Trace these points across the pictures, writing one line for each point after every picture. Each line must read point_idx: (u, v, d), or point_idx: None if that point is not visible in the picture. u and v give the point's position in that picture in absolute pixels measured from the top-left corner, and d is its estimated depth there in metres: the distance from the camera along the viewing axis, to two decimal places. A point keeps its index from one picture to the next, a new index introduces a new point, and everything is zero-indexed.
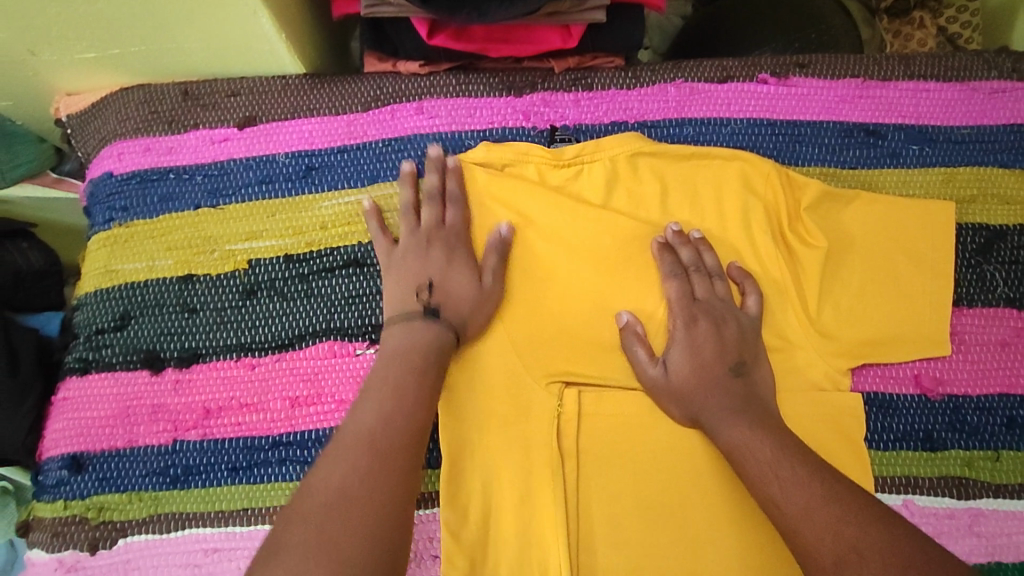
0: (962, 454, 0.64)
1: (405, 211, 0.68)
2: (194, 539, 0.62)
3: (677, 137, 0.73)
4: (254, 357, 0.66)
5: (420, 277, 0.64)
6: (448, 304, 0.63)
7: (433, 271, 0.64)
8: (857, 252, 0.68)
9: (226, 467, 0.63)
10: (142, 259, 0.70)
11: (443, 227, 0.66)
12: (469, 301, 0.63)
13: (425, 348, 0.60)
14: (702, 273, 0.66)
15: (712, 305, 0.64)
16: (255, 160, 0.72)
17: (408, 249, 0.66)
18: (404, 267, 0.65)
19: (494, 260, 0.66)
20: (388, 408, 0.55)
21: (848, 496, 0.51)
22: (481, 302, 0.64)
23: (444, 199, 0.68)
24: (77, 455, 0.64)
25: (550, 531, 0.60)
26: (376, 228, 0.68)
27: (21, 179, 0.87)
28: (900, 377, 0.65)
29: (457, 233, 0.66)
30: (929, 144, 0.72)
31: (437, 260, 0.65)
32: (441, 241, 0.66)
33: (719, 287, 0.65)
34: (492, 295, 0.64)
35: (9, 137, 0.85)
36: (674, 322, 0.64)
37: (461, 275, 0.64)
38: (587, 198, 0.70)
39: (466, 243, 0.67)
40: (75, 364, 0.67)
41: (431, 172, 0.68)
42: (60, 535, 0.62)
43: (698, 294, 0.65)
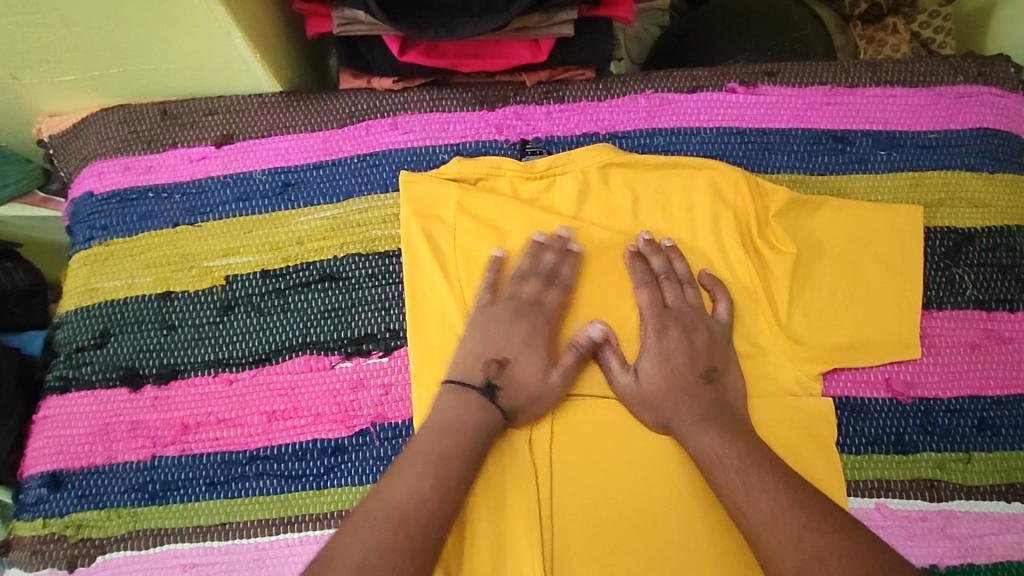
0: (934, 457, 0.64)
1: (488, 267, 0.67)
2: (172, 554, 0.62)
3: (647, 147, 0.73)
4: (232, 373, 0.67)
5: (496, 345, 0.63)
6: (505, 391, 0.61)
7: (509, 349, 0.63)
8: (827, 258, 0.68)
9: (204, 482, 0.64)
10: (122, 277, 0.71)
11: (538, 305, 0.65)
12: (528, 394, 0.62)
13: (465, 429, 0.59)
14: (673, 280, 0.66)
15: (682, 312, 0.65)
16: (233, 177, 0.73)
17: (500, 313, 0.65)
18: (481, 333, 0.64)
19: (571, 358, 0.64)
20: (425, 488, 0.55)
21: (811, 502, 0.52)
22: (539, 398, 0.62)
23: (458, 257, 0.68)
24: (57, 473, 0.64)
25: (524, 540, 0.60)
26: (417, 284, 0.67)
27: (11, 198, 0.88)
28: (871, 381, 0.66)
29: (554, 315, 0.66)
30: (896, 149, 0.73)
31: (497, 330, 0.64)
32: (507, 308, 0.65)
33: (689, 295, 0.66)
34: (547, 394, 0.63)
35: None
36: (646, 329, 0.64)
37: (531, 366, 0.63)
38: (559, 209, 0.71)
39: (468, 314, 0.66)
40: (55, 382, 0.68)
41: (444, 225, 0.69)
42: (39, 553, 0.63)
43: (669, 301, 0.66)
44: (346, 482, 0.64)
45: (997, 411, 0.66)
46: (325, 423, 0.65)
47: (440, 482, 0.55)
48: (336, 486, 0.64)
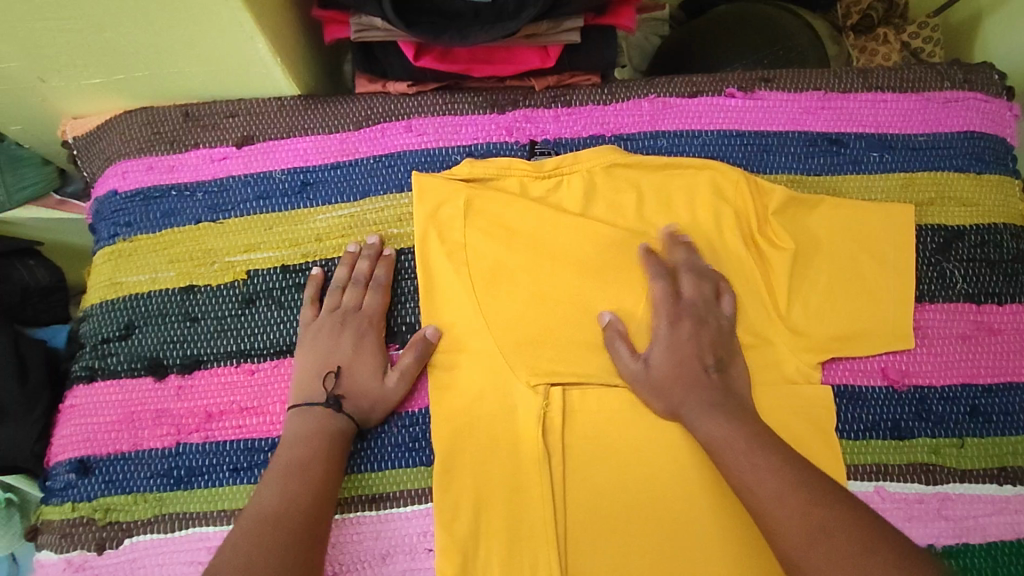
0: (929, 442, 0.67)
1: (333, 289, 0.71)
2: (198, 537, 0.64)
3: (652, 148, 0.77)
4: (254, 363, 0.70)
5: (329, 361, 0.67)
6: (348, 397, 0.66)
7: (339, 358, 0.67)
8: (823, 254, 0.72)
9: (228, 467, 0.66)
10: (146, 272, 0.73)
11: (358, 313, 0.69)
12: (368, 396, 0.66)
13: (318, 435, 0.63)
14: (693, 274, 0.69)
15: (698, 303, 0.68)
16: (254, 176, 0.76)
17: (321, 328, 0.69)
18: (309, 350, 0.68)
19: (407, 359, 0.67)
20: (296, 490, 0.59)
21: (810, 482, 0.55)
22: (381, 399, 0.66)
23: (367, 284, 0.71)
24: (85, 459, 0.67)
25: (538, 520, 0.64)
26: (310, 296, 0.71)
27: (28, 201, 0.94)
28: (868, 370, 0.69)
29: (371, 319, 0.70)
30: (888, 150, 0.76)
31: (346, 344, 0.68)
32: (353, 325, 0.69)
33: (706, 289, 0.69)
34: (388, 394, 0.66)
35: (12, 160, 0.90)
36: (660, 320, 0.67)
37: (369, 371, 0.67)
38: (567, 207, 0.74)
39: (377, 329, 0.70)
40: (81, 372, 0.70)
41: (363, 259, 0.72)
42: (68, 535, 0.65)
43: (685, 292, 0.68)
44: (363, 468, 0.67)
45: (987, 398, 0.69)
46: None
47: (307, 484, 0.59)
48: (353, 471, 0.67)
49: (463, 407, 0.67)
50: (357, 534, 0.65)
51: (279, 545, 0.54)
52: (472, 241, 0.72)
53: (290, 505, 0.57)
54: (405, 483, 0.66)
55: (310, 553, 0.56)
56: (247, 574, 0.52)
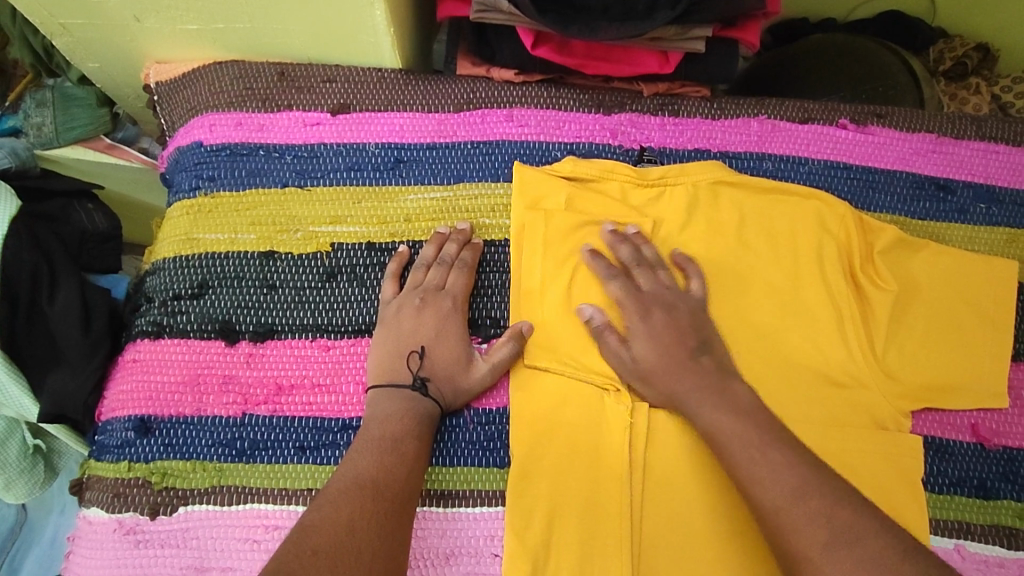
0: (1013, 505, 0.66)
1: (417, 267, 0.68)
2: (255, 514, 0.61)
3: (757, 170, 0.75)
4: (331, 339, 0.67)
5: (411, 341, 0.64)
6: (432, 381, 0.63)
7: (422, 338, 0.64)
8: (923, 300, 0.70)
9: (293, 445, 0.63)
10: (225, 231, 0.70)
11: (441, 294, 0.67)
12: (451, 382, 0.63)
13: (407, 414, 0.61)
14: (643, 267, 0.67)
15: (660, 294, 0.66)
16: (346, 147, 0.73)
17: (402, 306, 0.66)
18: (388, 327, 0.65)
19: (502, 352, 0.64)
20: (391, 461, 0.57)
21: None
22: (464, 385, 0.64)
23: (453, 265, 0.68)
24: (145, 419, 0.64)
25: (613, 540, 0.61)
26: (392, 271, 0.68)
27: (74, 141, 0.91)
28: (957, 424, 0.67)
29: (456, 298, 0.67)
30: (996, 204, 0.75)
31: (428, 325, 0.65)
32: (436, 304, 0.66)
33: (662, 277, 0.67)
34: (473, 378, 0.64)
35: (67, 98, 0.90)
36: (628, 319, 0.65)
37: (452, 353, 0.64)
38: (666, 219, 0.72)
39: (461, 311, 0.67)
40: (148, 327, 0.67)
41: (452, 241, 0.69)
42: (121, 496, 0.62)
43: (641, 284, 0.66)
44: (438, 462, 0.64)
45: None
46: None
47: (400, 458, 0.58)
48: (432, 464, 0.64)
49: (545, 413, 0.65)
50: (423, 531, 0.62)
51: (375, 515, 0.52)
52: (567, 240, 0.70)
53: (388, 476, 0.56)
54: (479, 482, 0.64)
55: (403, 528, 0.54)
56: (350, 537, 0.50)
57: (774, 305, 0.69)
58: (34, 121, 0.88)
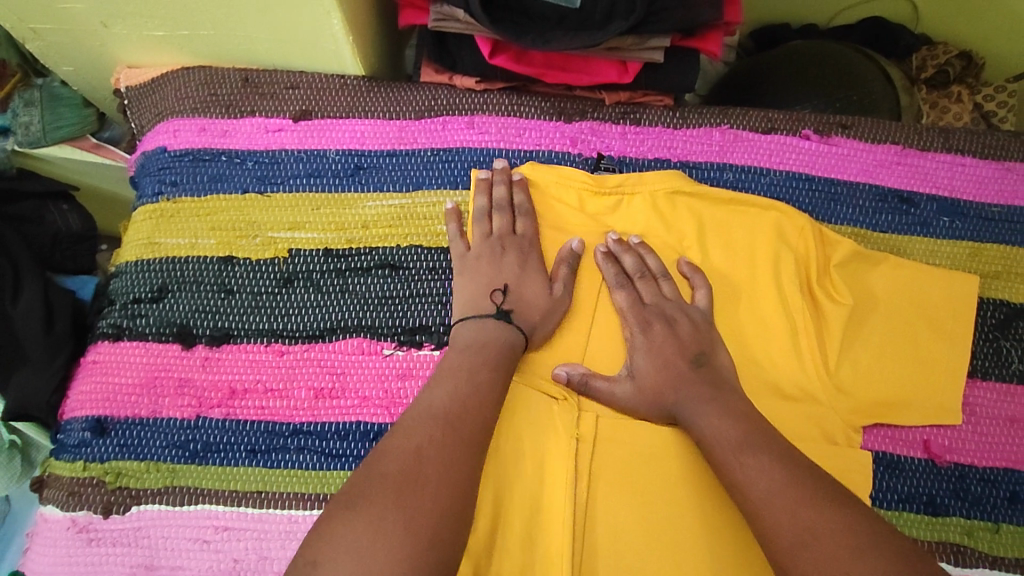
0: (963, 522, 0.65)
1: (478, 217, 0.70)
2: (205, 516, 0.63)
3: (717, 180, 0.74)
4: (285, 344, 0.68)
5: (492, 282, 0.67)
6: (519, 309, 0.66)
7: (507, 278, 0.67)
8: (880, 314, 0.69)
9: (244, 448, 0.65)
10: (186, 236, 0.71)
11: (515, 236, 0.70)
12: (540, 309, 0.66)
13: None
14: (647, 278, 0.69)
15: (661, 307, 0.67)
16: (307, 153, 0.74)
17: (480, 253, 0.68)
18: (470, 275, 0.68)
19: (565, 271, 0.69)
20: None
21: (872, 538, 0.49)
22: (550, 311, 0.67)
23: (513, 210, 0.71)
24: (101, 420, 0.65)
25: (556, 547, 0.61)
26: (456, 231, 0.70)
27: (61, 141, 0.92)
28: (909, 440, 0.67)
29: (529, 241, 0.70)
30: (959, 217, 0.73)
31: (511, 265, 0.68)
32: (514, 247, 0.69)
33: (665, 288, 0.68)
34: (559, 304, 0.67)
35: (55, 99, 0.91)
36: (629, 329, 0.67)
37: (533, 285, 0.67)
38: (621, 228, 0.72)
39: (537, 250, 0.70)
40: (108, 329, 0.69)
41: (499, 184, 0.71)
42: (75, 495, 0.63)
43: (646, 297, 0.68)
44: None
45: None
46: (371, 407, 0.66)
47: None
48: None
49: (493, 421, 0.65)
50: None
51: None
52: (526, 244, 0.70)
53: None
54: None
55: None
56: None
57: (727, 316, 0.70)
58: (22, 120, 0.88)
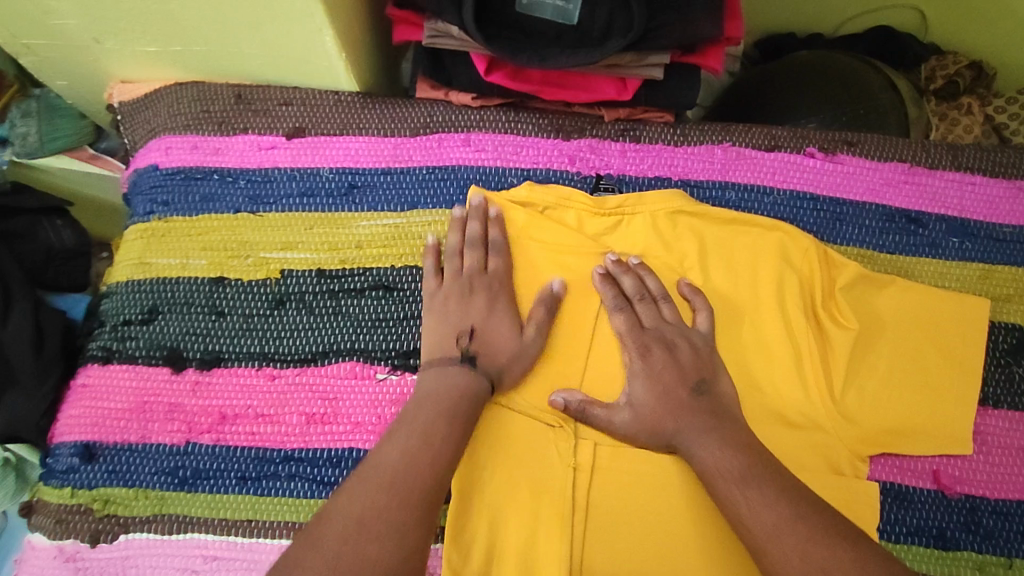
0: (975, 557, 0.63)
1: (451, 254, 0.68)
2: (195, 544, 0.61)
3: (719, 200, 0.72)
4: (276, 368, 0.66)
5: (460, 323, 0.65)
6: (483, 355, 0.63)
7: (473, 320, 0.65)
8: (887, 339, 0.67)
9: (235, 475, 0.63)
10: (177, 256, 0.70)
11: (485, 275, 0.67)
12: (505, 352, 0.64)
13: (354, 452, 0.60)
14: (647, 300, 0.67)
15: (661, 333, 0.65)
16: (300, 171, 0.73)
17: (448, 294, 0.66)
18: (437, 314, 0.66)
19: (540, 313, 0.66)
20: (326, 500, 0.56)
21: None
22: (518, 355, 0.64)
23: (486, 247, 0.68)
24: (90, 445, 0.64)
25: (552, 537, 0.61)
26: (431, 266, 0.68)
27: (60, 151, 0.92)
28: (918, 470, 0.65)
29: (499, 280, 0.67)
30: (969, 238, 0.71)
31: (478, 307, 0.66)
32: (483, 287, 0.67)
33: (666, 311, 0.66)
34: (529, 347, 0.65)
35: (52, 109, 0.91)
36: (628, 354, 0.65)
37: (501, 329, 0.65)
38: (621, 249, 0.71)
39: (508, 288, 0.68)
40: (97, 351, 0.67)
41: (473, 220, 0.69)
42: (63, 522, 0.62)
43: (646, 322, 0.66)
44: None
45: None
46: (364, 433, 0.65)
47: None
48: None
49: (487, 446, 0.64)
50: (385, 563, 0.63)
51: None
52: (521, 270, 0.70)
53: None
54: None
55: None
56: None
57: (730, 342, 0.68)
58: (20, 132, 0.88)
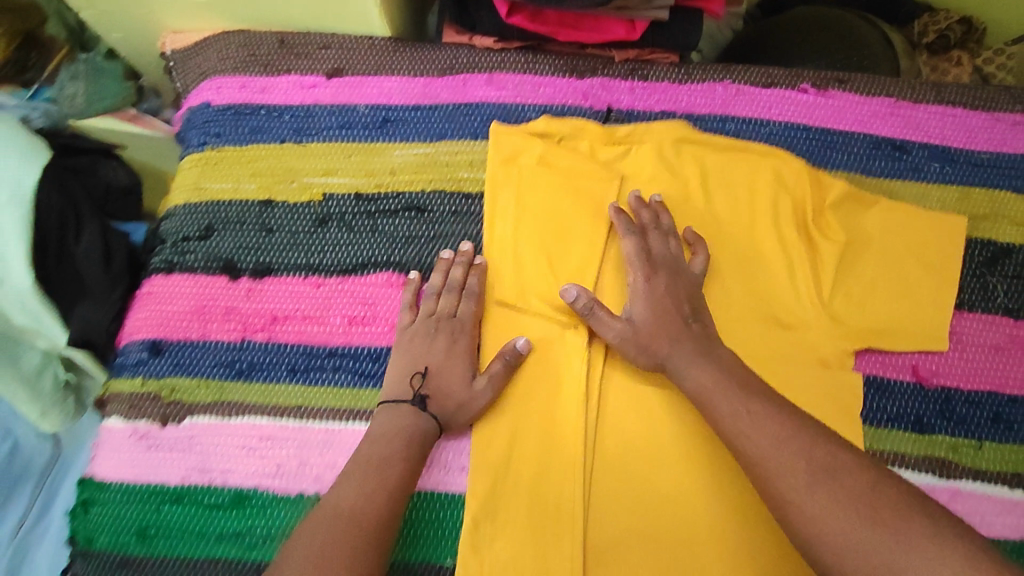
0: (948, 439, 0.70)
1: (428, 295, 0.72)
2: (251, 426, 0.70)
3: (720, 131, 0.79)
4: (320, 277, 0.74)
5: (418, 362, 0.69)
6: (434, 398, 0.68)
7: (432, 360, 0.69)
8: (871, 252, 0.74)
9: (286, 367, 0.72)
10: (230, 181, 0.78)
11: (453, 319, 0.71)
12: (455, 400, 0.67)
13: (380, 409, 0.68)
14: (658, 232, 0.73)
15: (666, 260, 0.71)
16: (339, 107, 0.80)
17: (416, 332, 0.70)
18: (403, 348, 0.70)
19: (498, 367, 0.68)
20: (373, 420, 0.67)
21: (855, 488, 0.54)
22: (465, 403, 0.68)
23: (462, 290, 0.72)
24: (157, 342, 0.73)
25: (567, 490, 0.67)
26: (406, 300, 0.72)
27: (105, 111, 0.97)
28: (898, 365, 0.72)
29: (465, 325, 0.71)
30: (950, 163, 0.78)
31: (440, 349, 0.69)
32: (447, 329, 0.70)
33: (672, 246, 0.72)
34: (476, 405, 0.68)
35: (98, 71, 0.98)
36: (634, 275, 0.70)
37: (456, 373, 0.69)
38: (631, 174, 0.78)
39: (471, 333, 0.71)
40: (161, 263, 0.76)
41: (457, 266, 0.72)
42: (135, 407, 0.72)
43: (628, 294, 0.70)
44: None
45: (1013, 407, 0.71)
46: None
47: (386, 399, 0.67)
48: None
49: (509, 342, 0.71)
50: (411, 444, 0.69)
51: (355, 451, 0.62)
52: (539, 195, 0.76)
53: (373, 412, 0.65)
54: None
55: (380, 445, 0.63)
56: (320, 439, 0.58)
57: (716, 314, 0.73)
58: (68, 93, 0.95)
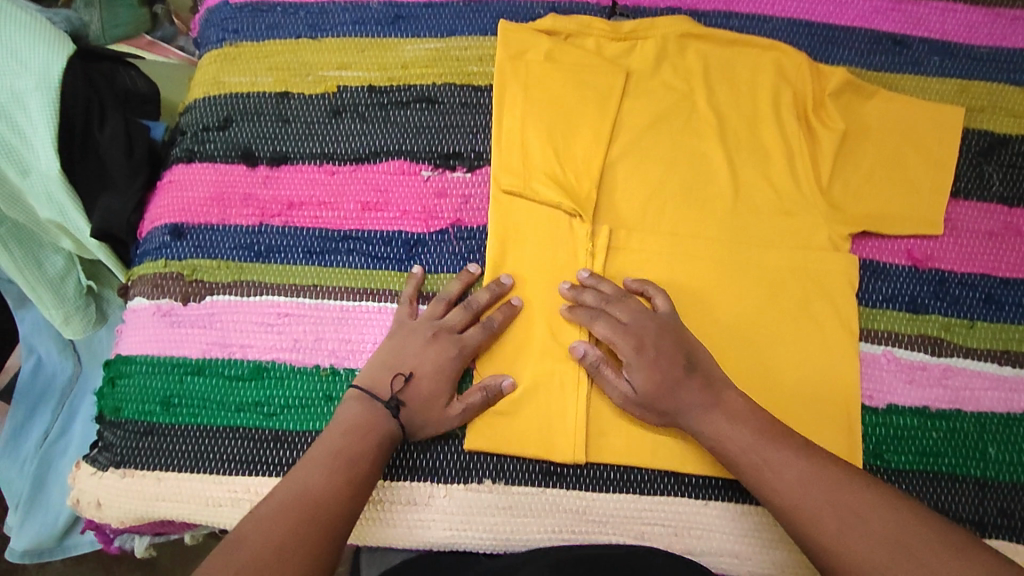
0: (942, 319, 0.73)
1: (437, 300, 0.71)
2: (269, 304, 0.73)
3: (724, 26, 0.81)
4: (334, 165, 0.77)
5: (404, 364, 0.67)
6: (409, 405, 0.65)
7: (419, 367, 0.67)
8: (870, 142, 0.76)
9: (303, 249, 0.74)
10: (247, 75, 0.80)
11: (450, 331, 0.69)
12: (427, 418, 0.66)
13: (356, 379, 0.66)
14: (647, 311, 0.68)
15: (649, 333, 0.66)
16: (353, 4, 0.82)
17: (414, 332, 0.69)
18: (394, 345, 0.68)
19: (476, 397, 0.67)
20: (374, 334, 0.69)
21: (822, 471, 0.59)
22: (435, 423, 0.66)
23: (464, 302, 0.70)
24: (178, 226, 0.76)
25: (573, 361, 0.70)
26: (409, 294, 0.72)
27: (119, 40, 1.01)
28: (894, 250, 0.74)
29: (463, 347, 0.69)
30: (949, 57, 0.79)
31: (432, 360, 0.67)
32: (445, 342, 0.68)
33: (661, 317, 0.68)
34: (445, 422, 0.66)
35: None
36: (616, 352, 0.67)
37: (436, 393, 0.67)
38: (637, 68, 0.79)
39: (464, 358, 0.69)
40: (181, 153, 0.78)
41: (457, 279, 0.72)
42: (159, 287, 0.74)
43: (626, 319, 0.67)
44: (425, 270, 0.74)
45: (1004, 289, 0.74)
46: (411, 219, 0.75)
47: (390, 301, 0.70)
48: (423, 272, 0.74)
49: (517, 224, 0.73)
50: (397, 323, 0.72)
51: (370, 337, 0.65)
52: (545, 86, 0.77)
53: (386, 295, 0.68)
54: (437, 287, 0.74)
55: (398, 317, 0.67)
56: None
57: (710, 267, 0.73)
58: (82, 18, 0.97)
